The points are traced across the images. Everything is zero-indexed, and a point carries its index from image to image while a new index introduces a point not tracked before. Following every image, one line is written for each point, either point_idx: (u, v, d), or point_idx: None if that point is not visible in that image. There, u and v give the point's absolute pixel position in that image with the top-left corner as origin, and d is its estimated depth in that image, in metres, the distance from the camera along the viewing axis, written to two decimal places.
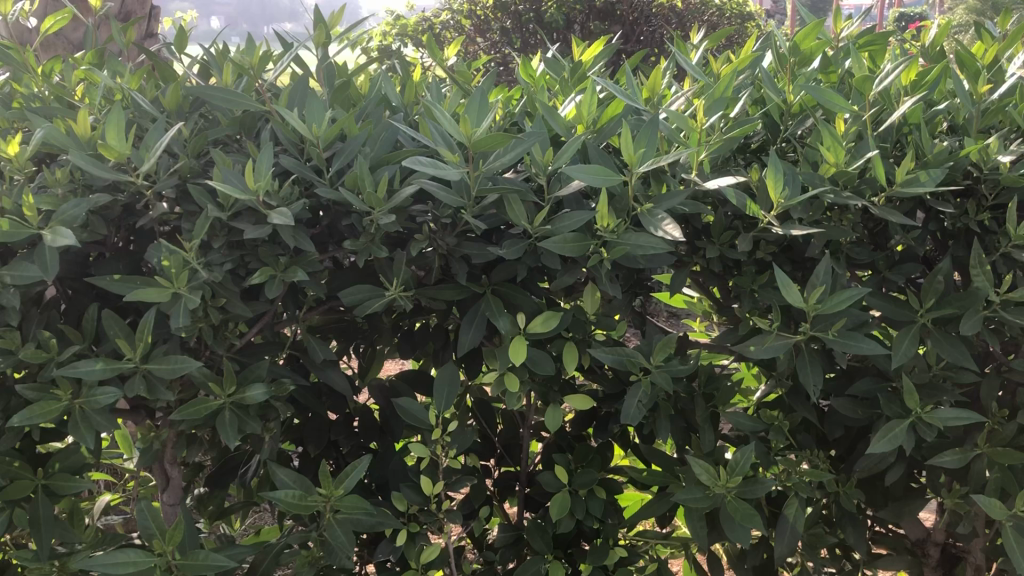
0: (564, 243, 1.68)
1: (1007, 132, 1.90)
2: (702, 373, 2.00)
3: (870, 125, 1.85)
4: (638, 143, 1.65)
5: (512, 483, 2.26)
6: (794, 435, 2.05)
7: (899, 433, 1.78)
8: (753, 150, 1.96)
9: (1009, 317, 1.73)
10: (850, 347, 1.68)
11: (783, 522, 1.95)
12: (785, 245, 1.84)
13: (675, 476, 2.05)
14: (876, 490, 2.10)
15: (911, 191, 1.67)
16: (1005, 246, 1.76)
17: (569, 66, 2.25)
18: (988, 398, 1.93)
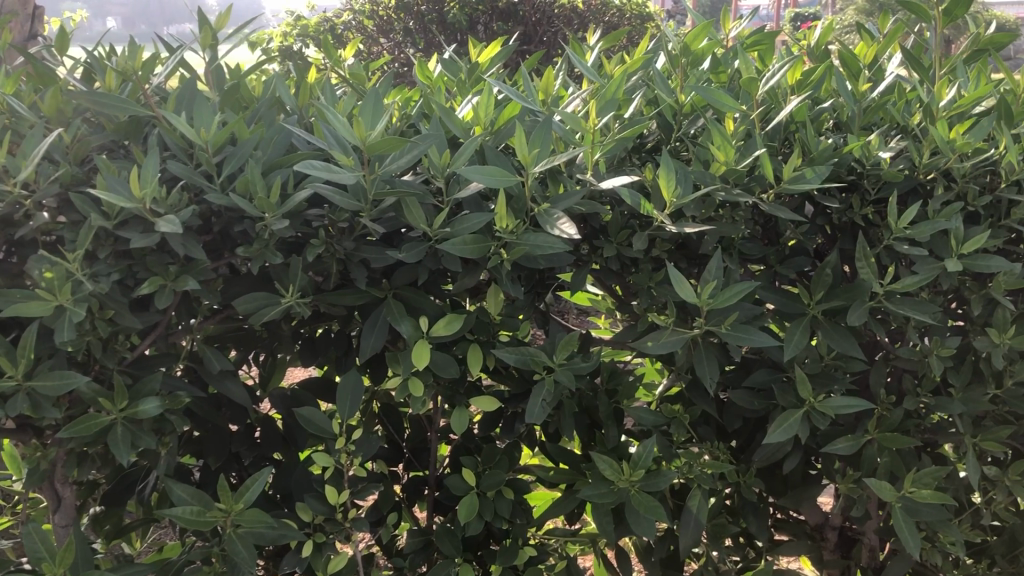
0: (463, 245, 1.66)
1: (887, 129, 1.97)
2: (605, 370, 2.02)
3: (758, 124, 1.90)
4: (533, 143, 1.66)
5: (421, 487, 2.25)
6: (695, 428, 2.09)
7: (793, 422, 1.84)
8: (649, 150, 1.99)
9: (893, 308, 1.79)
10: (743, 340, 1.73)
11: (687, 514, 1.99)
12: (680, 243, 1.87)
13: (581, 473, 2.07)
14: (775, 478, 2.16)
15: (797, 187, 1.72)
16: (889, 239, 1.82)
17: (465, 67, 2.24)
18: (876, 385, 2.00)
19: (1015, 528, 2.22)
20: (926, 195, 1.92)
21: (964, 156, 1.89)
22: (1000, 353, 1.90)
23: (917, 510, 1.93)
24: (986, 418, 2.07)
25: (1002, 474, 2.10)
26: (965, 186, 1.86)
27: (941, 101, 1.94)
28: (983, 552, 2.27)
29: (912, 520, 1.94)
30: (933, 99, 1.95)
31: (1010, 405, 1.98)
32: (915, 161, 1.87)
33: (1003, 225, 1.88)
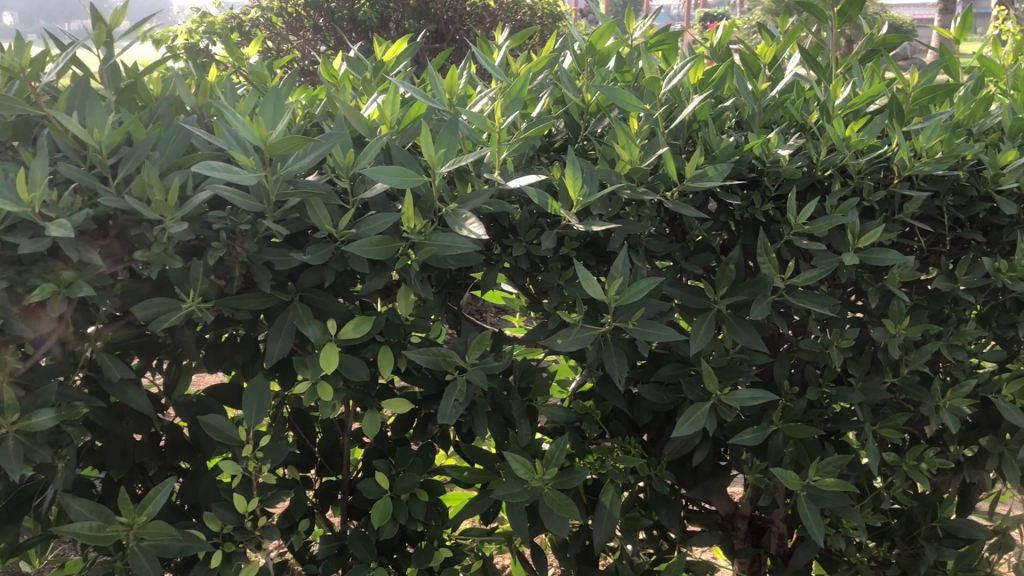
0: (370, 246, 1.64)
1: (785, 127, 2.02)
2: (517, 368, 2.01)
3: (661, 123, 1.93)
4: (439, 142, 1.65)
5: (334, 492, 2.21)
6: (607, 423, 2.11)
7: (701, 415, 1.87)
8: (557, 149, 1.99)
9: (794, 301, 1.84)
10: (650, 336, 1.75)
11: (601, 509, 2.01)
12: (588, 241, 1.88)
13: (495, 472, 2.07)
14: (686, 470, 2.20)
15: (700, 185, 1.75)
16: (788, 234, 1.87)
17: (371, 66, 2.20)
18: (780, 377, 2.05)
19: (913, 510, 2.30)
20: (824, 191, 1.97)
21: (859, 152, 1.96)
22: (896, 343, 1.97)
23: (821, 497, 1.99)
24: (884, 406, 2.14)
25: (900, 459, 2.18)
26: (861, 181, 1.92)
27: (836, 100, 2.00)
28: (884, 535, 2.35)
29: (816, 507, 2.00)
30: (828, 98, 2.01)
31: (906, 393, 2.05)
32: (812, 158, 1.93)
33: (896, 220, 1.95)
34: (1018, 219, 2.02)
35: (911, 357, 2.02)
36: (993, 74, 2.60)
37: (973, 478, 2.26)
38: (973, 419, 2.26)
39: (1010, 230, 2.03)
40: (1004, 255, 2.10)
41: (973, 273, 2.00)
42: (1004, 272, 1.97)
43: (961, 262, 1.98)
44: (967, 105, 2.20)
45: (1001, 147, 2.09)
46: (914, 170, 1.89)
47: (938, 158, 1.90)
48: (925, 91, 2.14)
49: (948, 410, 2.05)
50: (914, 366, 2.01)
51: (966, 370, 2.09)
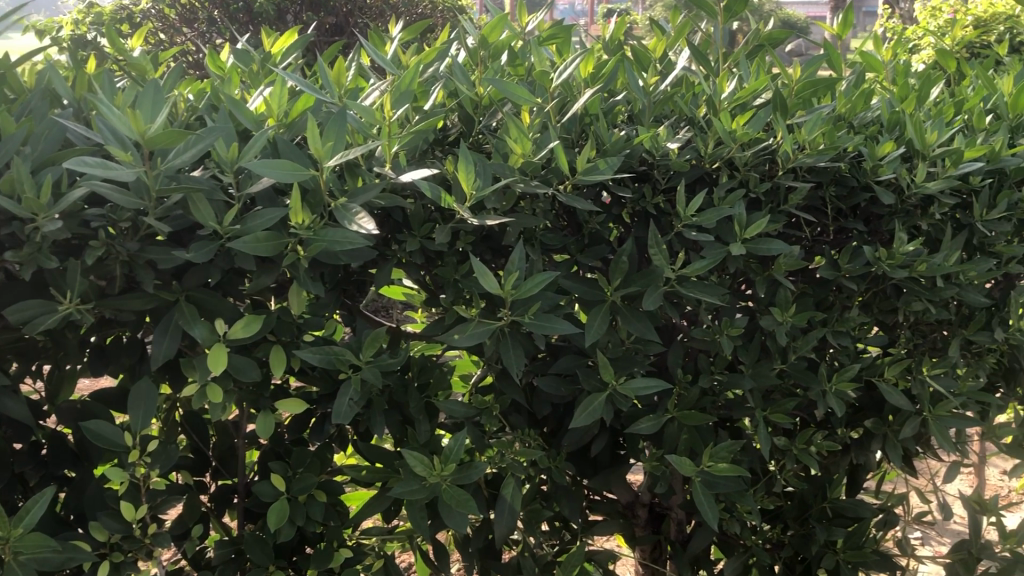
0: (256, 242, 1.59)
1: (675, 120, 2.05)
2: (414, 364, 1.99)
3: (553, 117, 1.93)
4: (326, 135, 1.61)
5: (229, 496, 2.14)
6: (506, 417, 2.10)
7: (598, 406, 1.89)
8: (452, 142, 1.96)
9: (684, 292, 1.88)
10: (545, 329, 1.76)
11: (501, 503, 2.01)
12: (484, 235, 1.87)
13: (394, 471, 2.03)
14: (586, 461, 2.21)
15: (591, 179, 1.76)
16: (678, 226, 1.90)
17: (259, 57, 2.14)
18: (674, 365, 2.09)
19: (805, 493, 2.38)
20: (712, 183, 2.01)
21: (745, 145, 2.00)
22: (784, 330, 2.02)
23: (715, 483, 2.03)
24: (775, 392, 2.20)
25: (791, 443, 2.24)
26: (747, 174, 1.97)
27: (723, 94, 2.04)
28: (777, 518, 2.42)
29: (710, 493, 2.04)
30: (715, 92, 2.05)
31: (795, 378, 2.11)
32: (700, 151, 1.96)
33: (782, 210, 2.00)
34: (896, 208, 2.10)
35: (798, 344, 2.08)
36: (873, 69, 2.69)
37: (860, 459, 2.35)
38: (858, 402, 2.34)
39: (889, 219, 2.10)
40: (884, 244, 2.18)
41: (855, 261, 2.06)
42: (884, 260, 2.04)
43: (844, 250, 2.05)
44: (848, 99, 2.28)
45: (880, 139, 2.17)
46: (797, 162, 1.95)
47: (820, 150, 1.96)
48: (808, 85, 2.20)
49: (834, 394, 2.11)
50: (801, 352, 2.07)
51: (850, 355, 2.16)
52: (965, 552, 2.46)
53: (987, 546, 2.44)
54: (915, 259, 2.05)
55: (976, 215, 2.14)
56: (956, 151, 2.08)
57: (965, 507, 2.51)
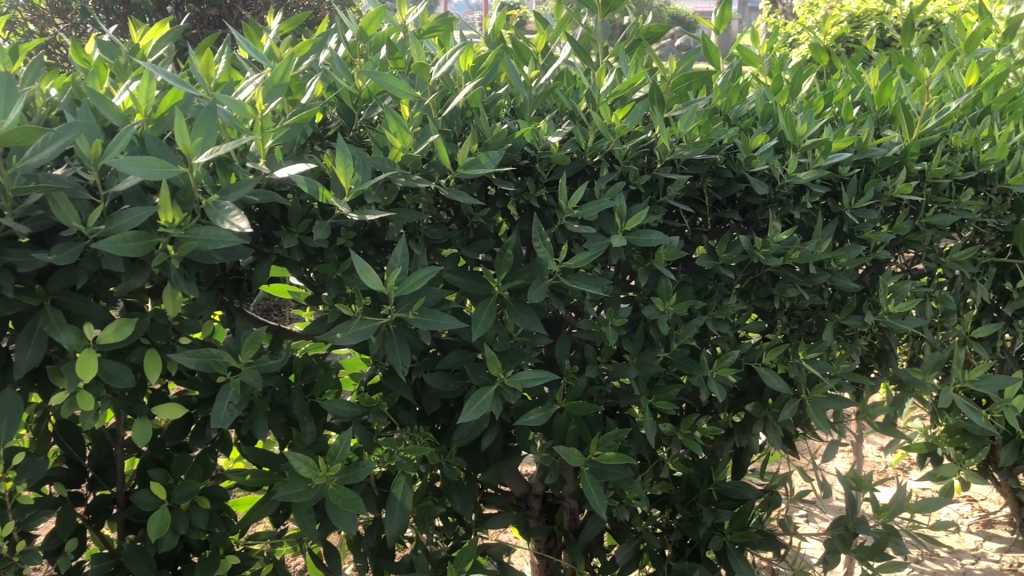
0: (122, 243, 1.52)
1: (556, 114, 2.06)
2: (298, 364, 1.95)
3: (433, 110, 1.91)
4: (195, 131, 1.56)
5: (108, 507, 2.06)
6: (395, 415, 2.07)
7: (485, 400, 1.88)
8: (332, 137, 1.92)
9: (569, 284, 1.88)
10: (430, 324, 1.73)
11: (392, 501, 1.99)
12: (366, 231, 1.85)
13: (281, 474, 1.97)
14: (477, 455, 2.20)
15: (472, 173, 1.75)
16: (561, 218, 1.92)
17: (126, 49, 2.05)
18: (561, 357, 2.11)
19: (691, 477, 2.43)
20: (593, 176, 2.03)
21: (624, 138, 2.03)
22: (665, 319, 2.07)
23: (604, 471, 2.06)
24: (660, 379, 2.24)
25: (676, 429, 2.29)
26: (627, 166, 2.00)
27: (602, 89, 2.07)
28: (666, 503, 2.48)
29: (599, 481, 2.06)
30: (594, 86, 2.07)
31: (678, 366, 2.16)
32: (581, 144, 1.97)
33: (661, 202, 2.04)
34: (770, 197, 2.17)
35: (680, 332, 2.13)
36: (749, 62, 2.76)
37: (743, 441, 2.41)
38: (740, 387, 2.41)
39: (763, 209, 2.17)
40: (760, 233, 2.25)
41: (732, 250, 2.12)
42: (759, 249, 2.10)
43: (722, 240, 2.11)
44: (724, 92, 2.33)
45: (754, 131, 2.23)
46: (675, 155, 1.99)
47: (696, 143, 2.01)
48: (683, 79, 2.24)
49: (715, 379, 2.17)
50: (683, 340, 2.12)
51: (730, 341, 2.22)
52: (843, 528, 2.56)
53: (862, 521, 2.54)
54: (788, 247, 2.11)
55: (845, 204, 2.22)
56: (824, 142, 2.16)
57: (843, 484, 2.61)
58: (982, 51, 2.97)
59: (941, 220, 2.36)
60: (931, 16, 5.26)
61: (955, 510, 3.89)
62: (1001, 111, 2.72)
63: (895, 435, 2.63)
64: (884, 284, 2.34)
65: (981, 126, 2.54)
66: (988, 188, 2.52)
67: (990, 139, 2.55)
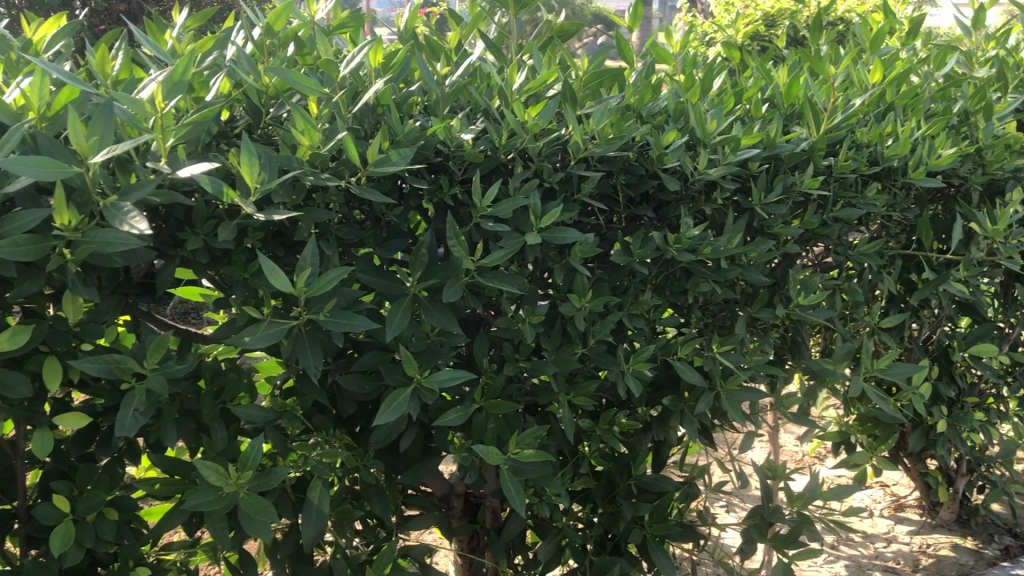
0: (15, 247, 1.46)
1: (469, 111, 2.05)
2: (207, 369, 1.90)
3: (343, 107, 1.88)
4: (90, 130, 1.51)
5: (8, 522, 1.97)
6: (310, 418, 2.03)
7: (402, 401, 1.86)
8: (237, 135, 1.86)
9: (484, 282, 1.88)
10: (343, 325, 1.70)
11: (308, 506, 1.95)
12: (275, 231, 1.81)
13: (192, 481, 1.92)
14: (395, 457, 2.17)
15: (383, 171, 1.72)
16: (475, 216, 1.91)
17: (18, 44, 1.96)
18: (479, 356, 2.10)
19: (611, 472, 2.45)
20: (508, 173, 2.02)
21: (537, 135, 2.02)
22: (581, 316, 2.08)
23: (522, 470, 2.05)
24: (578, 376, 2.24)
25: (595, 425, 2.32)
26: (541, 163, 2.00)
27: (513, 85, 2.05)
28: (586, 498, 2.49)
29: (519, 479, 2.05)
30: (506, 83, 2.06)
31: (595, 361, 2.17)
32: (494, 142, 1.97)
33: (575, 199, 2.04)
34: (682, 193, 2.20)
35: (596, 328, 2.14)
36: (663, 59, 2.78)
37: (661, 435, 2.44)
38: (657, 381, 2.43)
39: (676, 205, 2.20)
40: (673, 229, 2.28)
41: (646, 246, 2.14)
42: (672, 245, 2.12)
43: (635, 237, 2.12)
44: (636, 90, 2.35)
45: (665, 128, 2.25)
46: (588, 152, 2.00)
47: (609, 140, 2.02)
48: (594, 76, 2.26)
49: (632, 374, 2.19)
50: (600, 336, 2.13)
51: (646, 336, 2.24)
52: (759, 517, 2.60)
53: (777, 510, 2.59)
54: (700, 243, 2.15)
55: (755, 199, 2.27)
56: (734, 139, 2.20)
57: (759, 474, 2.65)
58: (885, 49, 3.06)
59: (848, 214, 2.42)
60: (841, 16, 5.41)
61: (868, 495, 3.99)
62: (904, 108, 2.78)
63: (808, 424, 2.68)
64: (794, 278, 2.39)
65: (885, 123, 2.61)
66: (892, 183, 2.60)
67: (893, 135, 2.61)
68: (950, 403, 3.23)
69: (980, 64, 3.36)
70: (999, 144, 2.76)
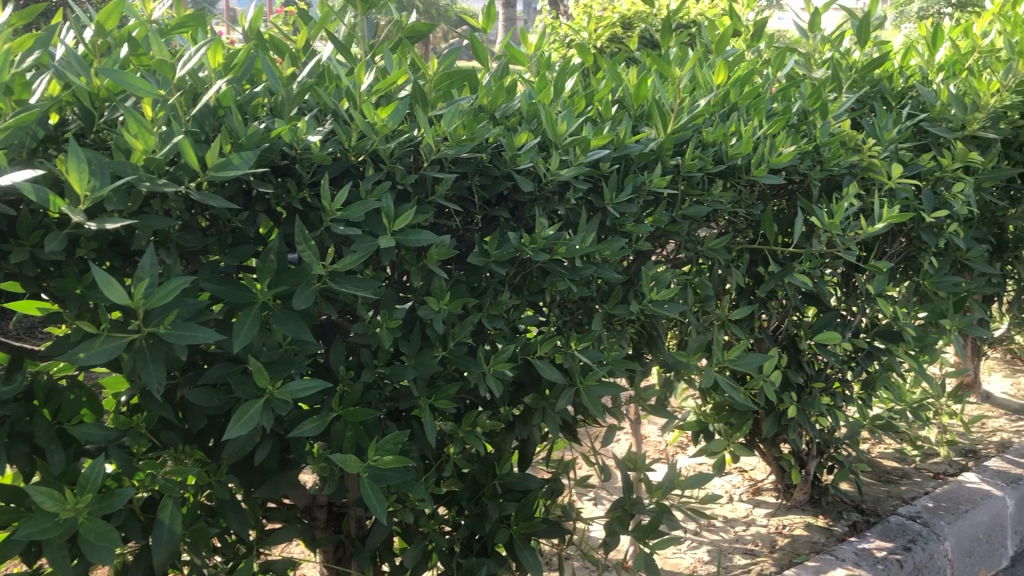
0: None
1: (316, 113, 2.00)
2: (40, 389, 1.79)
3: (181, 109, 1.81)
4: None
5: None
6: (157, 435, 1.94)
7: (253, 414, 1.80)
8: (67, 139, 1.76)
9: (336, 287, 1.84)
10: (186, 337, 1.63)
11: (158, 527, 1.86)
12: (111, 240, 1.72)
13: (28, 509, 1.79)
14: (251, 470, 2.10)
15: (225, 175, 1.67)
16: (325, 220, 1.87)
17: None
18: (336, 362, 2.05)
19: (475, 473, 2.44)
20: (358, 176, 1.99)
21: (387, 137, 2.00)
22: (439, 318, 2.07)
23: (382, 477, 2.02)
24: (439, 379, 2.23)
25: (457, 428, 2.30)
26: (392, 166, 1.98)
27: (361, 86, 2.02)
28: (451, 501, 2.47)
29: (379, 487, 2.02)
30: (354, 84, 2.02)
31: (455, 364, 2.16)
32: (343, 144, 1.93)
33: (429, 201, 2.03)
34: (536, 194, 2.22)
35: (455, 331, 2.13)
36: (516, 60, 2.78)
37: (523, 434, 2.46)
38: (518, 380, 2.44)
39: (531, 206, 2.22)
40: (528, 229, 2.30)
41: (502, 247, 2.15)
42: (527, 245, 2.14)
43: (492, 238, 2.13)
44: (488, 91, 2.35)
45: (518, 130, 2.26)
46: (441, 154, 1.99)
47: (461, 141, 2.01)
48: (444, 77, 2.26)
49: (493, 375, 2.19)
50: (459, 338, 2.13)
51: (506, 336, 2.25)
52: (621, 509, 2.65)
53: (637, 501, 2.65)
54: (555, 243, 2.17)
55: (607, 199, 2.31)
56: (583, 139, 2.24)
57: (620, 467, 2.70)
58: (730, 51, 3.17)
59: (696, 212, 2.50)
60: (692, 18, 5.57)
61: (727, 481, 4.12)
62: (747, 108, 2.88)
63: (666, 416, 2.75)
64: (648, 274, 2.45)
65: (730, 123, 2.70)
66: (737, 180, 2.69)
67: (737, 134, 2.70)
68: (799, 389, 3.37)
69: (818, 66, 3.53)
70: (835, 142, 2.91)
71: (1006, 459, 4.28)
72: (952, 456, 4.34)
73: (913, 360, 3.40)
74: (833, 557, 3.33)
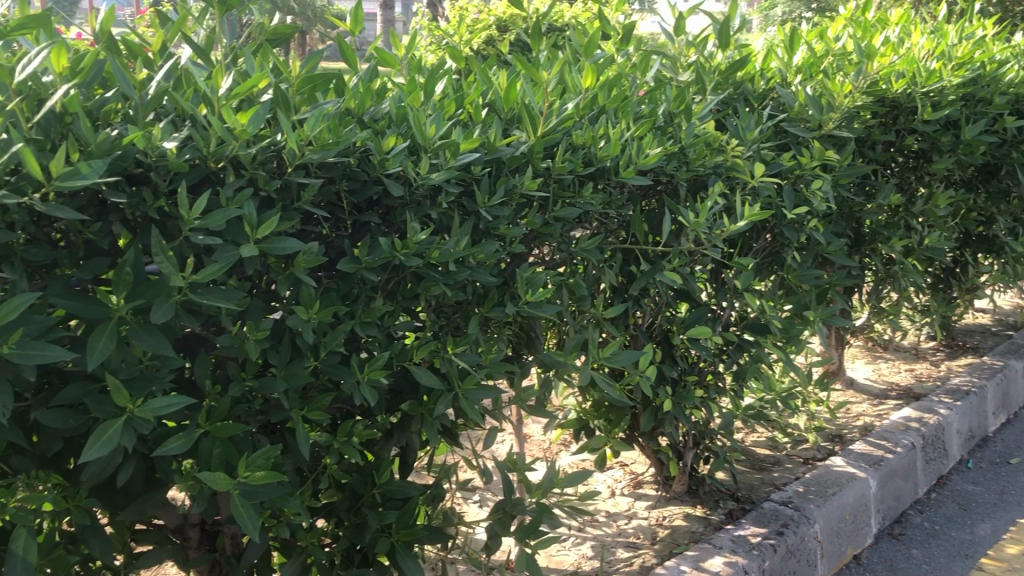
0: None
1: (172, 119, 1.92)
2: None
3: (22, 116, 1.71)
4: None
5: None
6: (7, 461, 1.83)
7: (112, 435, 1.72)
8: None
9: (198, 299, 1.77)
10: (31, 357, 1.55)
11: (10, 558, 1.76)
12: None
13: None
14: (114, 493, 2.01)
15: (71, 185, 1.59)
16: (184, 230, 1.80)
17: None
18: (201, 377, 1.98)
19: (354, 483, 2.39)
20: (219, 183, 1.93)
21: (249, 143, 1.94)
22: (309, 328, 2.02)
23: (254, 493, 1.96)
24: (312, 390, 2.17)
25: (332, 438, 2.26)
26: (254, 172, 1.92)
27: (219, 91, 1.95)
28: (330, 513, 2.41)
29: (251, 503, 1.96)
30: (212, 88, 1.95)
31: (327, 373, 2.11)
32: (202, 150, 1.87)
33: (294, 208, 1.99)
34: (406, 199, 2.20)
35: (327, 340, 2.09)
36: (384, 63, 2.75)
37: (402, 441, 2.42)
38: (395, 387, 2.41)
39: (402, 210, 2.20)
40: (400, 234, 2.27)
41: (373, 253, 2.12)
42: (399, 250, 2.12)
43: (362, 243, 2.10)
44: (355, 95, 2.31)
45: (386, 133, 2.24)
46: (305, 160, 1.94)
47: (326, 146, 1.97)
48: (308, 80, 2.21)
49: (367, 383, 2.16)
50: (331, 347, 2.08)
51: (380, 343, 2.22)
52: (503, 511, 2.65)
53: (519, 502, 2.65)
54: (427, 247, 2.16)
55: (479, 202, 2.31)
56: (452, 143, 2.24)
57: (501, 468, 2.71)
58: (599, 55, 3.22)
59: (567, 213, 2.53)
60: (565, 22, 5.64)
61: (610, 476, 4.19)
62: (615, 111, 2.93)
63: (545, 415, 2.77)
64: (522, 276, 2.46)
65: (598, 125, 2.73)
66: (606, 181, 2.74)
67: (605, 137, 2.74)
68: (674, 383, 3.45)
69: (684, 69, 3.62)
70: (699, 143, 2.99)
71: (869, 442, 4.49)
72: (820, 441, 4.53)
73: (780, 351, 3.53)
74: (711, 546, 3.42)
